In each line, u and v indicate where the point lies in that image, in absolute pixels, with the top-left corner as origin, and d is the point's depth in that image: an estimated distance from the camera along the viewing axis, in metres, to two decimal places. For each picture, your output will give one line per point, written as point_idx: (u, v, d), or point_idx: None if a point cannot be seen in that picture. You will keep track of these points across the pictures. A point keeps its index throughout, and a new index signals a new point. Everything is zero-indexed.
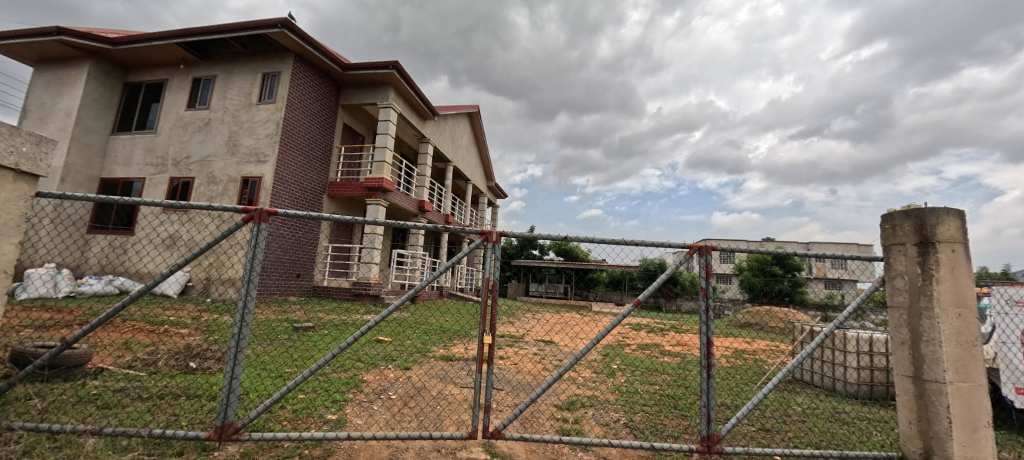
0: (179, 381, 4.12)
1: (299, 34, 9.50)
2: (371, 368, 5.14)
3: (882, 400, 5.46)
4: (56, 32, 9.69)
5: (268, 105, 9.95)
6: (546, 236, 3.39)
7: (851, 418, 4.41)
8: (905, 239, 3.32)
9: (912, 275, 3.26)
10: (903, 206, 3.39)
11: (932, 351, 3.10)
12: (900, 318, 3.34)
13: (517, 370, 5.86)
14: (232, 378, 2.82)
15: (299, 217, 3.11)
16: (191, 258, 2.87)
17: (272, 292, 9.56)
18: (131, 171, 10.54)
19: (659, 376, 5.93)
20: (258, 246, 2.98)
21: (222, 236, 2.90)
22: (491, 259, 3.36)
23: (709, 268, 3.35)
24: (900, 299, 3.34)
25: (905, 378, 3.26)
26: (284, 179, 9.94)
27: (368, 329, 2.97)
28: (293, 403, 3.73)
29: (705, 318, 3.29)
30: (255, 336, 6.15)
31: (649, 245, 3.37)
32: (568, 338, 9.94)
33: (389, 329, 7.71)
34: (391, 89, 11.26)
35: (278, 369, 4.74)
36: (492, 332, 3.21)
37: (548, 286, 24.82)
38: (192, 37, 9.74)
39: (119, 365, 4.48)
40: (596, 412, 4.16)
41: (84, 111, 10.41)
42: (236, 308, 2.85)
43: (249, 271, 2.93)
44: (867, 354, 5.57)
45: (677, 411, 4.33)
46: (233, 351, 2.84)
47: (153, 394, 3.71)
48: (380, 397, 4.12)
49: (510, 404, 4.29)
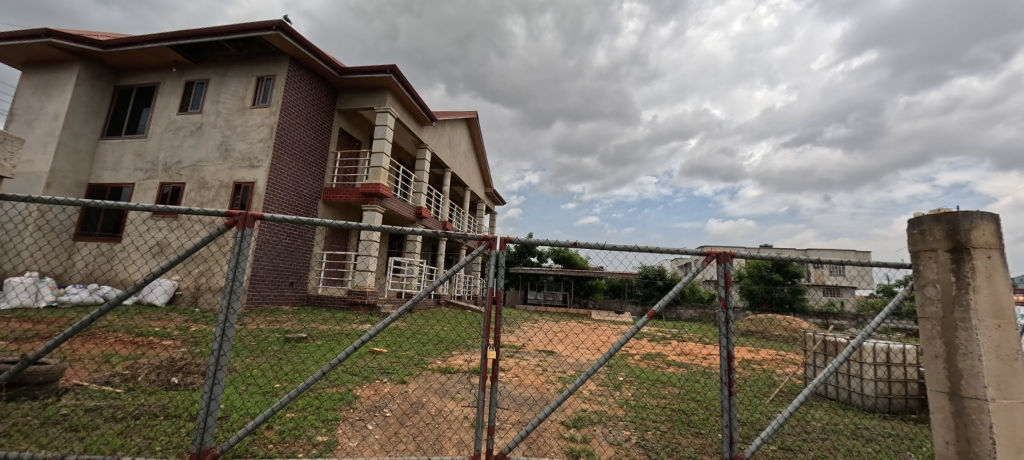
0: (158, 399, 3.85)
1: (294, 37, 9.30)
2: (364, 382, 4.89)
3: (901, 414, 5.23)
4: (45, 34, 9.46)
5: (262, 108, 9.73)
6: (553, 242, 3.14)
7: (873, 435, 4.19)
8: (936, 245, 3.11)
9: (946, 284, 3.03)
10: (933, 210, 3.17)
11: (970, 366, 2.88)
12: (931, 330, 3.11)
13: (519, 382, 5.61)
14: (211, 399, 2.57)
15: (287, 221, 2.87)
16: (170, 267, 2.62)
17: (263, 302, 9.27)
18: (119, 177, 10.25)
19: (666, 389, 5.69)
20: (243, 255, 2.74)
21: (201, 243, 2.65)
22: (495, 267, 3.13)
23: (730, 276, 3.10)
24: (932, 310, 3.12)
25: (940, 394, 3.04)
26: (279, 185, 9.69)
27: (362, 343, 2.70)
28: (280, 424, 3.46)
29: (725, 330, 3.06)
30: (243, 348, 5.88)
31: (663, 252, 3.17)
32: (569, 347, 9.72)
33: (385, 340, 7.45)
34: (388, 94, 11.07)
35: (267, 384, 4.50)
36: (496, 345, 2.93)
37: (547, 294, 25.37)
38: (184, 40, 9.53)
39: (95, 381, 4.22)
40: (605, 430, 3.90)
41: (73, 115, 10.15)
42: (217, 322, 2.60)
43: (233, 280, 2.69)
44: (885, 366, 5.37)
45: (690, 428, 4.08)
46: (213, 368, 2.59)
47: (128, 414, 3.44)
48: (374, 415, 3.87)
49: (514, 422, 4.03)
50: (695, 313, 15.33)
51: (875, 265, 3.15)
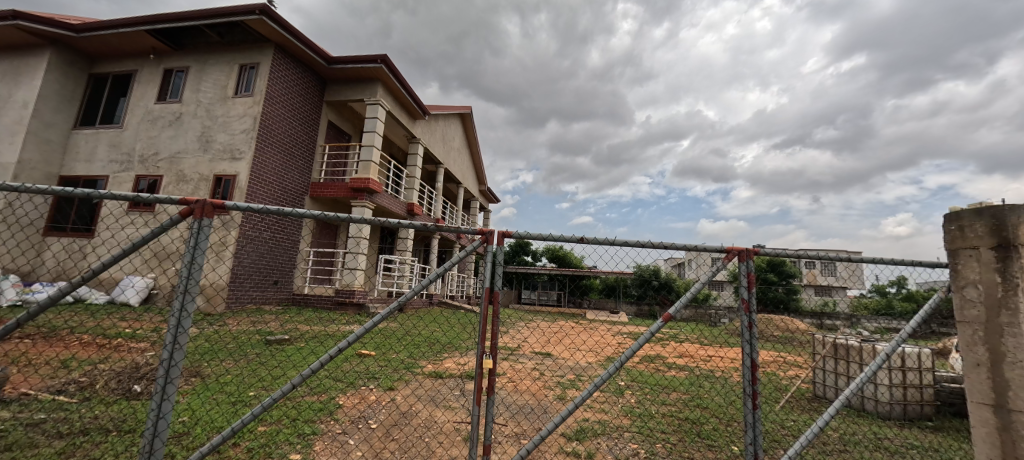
0: (115, 410, 3.47)
1: (279, 22, 8.84)
2: (349, 389, 4.50)
3: (917, 421, 4.95)
4: (12, 16, 8.92)
5: (245, 98, 9.28)
6: (557, 237, 2.79)
7: (898, 447, 3.93)
8: (978, 242, 2.56)
9: (990, 284, 2.48)
10: (973, 203, 2.63)
11: (1021, 377, 2.34)
12: (971, 335, 2.57)
13: (516, 389, 5.28)
14: (158, 418, 2.20)
15: (253, 211, 2.49)
16: (114, 262, 2.25)
17: (245, 301, 8.84)
18: (94, 169, 9.75)
19: (670, 394, 5.40)
20: (199, 249, 2.35)
21: (152, 234, 2.27)
22: (490, 265, 2.78)
23: (753, 275, 2.78)
24: (972, 313, 2.57)
25: (982, 406, 2.50)
26: (262, 179, 9.22)
27: (338, 353, 2.31)
28: (249, 440, 3.10)
29: (748, 336, 2.73)
30: (220, 351, 5.53)
31: (677, 248, 2.86)
32: (565, 349, 9.42)
33: (373, 342, 7.05)
34: (378, 85, 10.65)
35: (240, 392, 4.14)
36: (493, 354, 2.55)
37: (541, 294, 25.16)
38: (162, 25, 9.05)
39: (46, 390, 3.81)
40: (611, 443, 3.58)
41: (43, 103, 9.62)
42: (168, 328, 2.23)
43: (187, 278, 2.31)
44: (900, 372, 5.10)
45: (702, 441, 3.75)
46: (162, 381, 2.22)
47: (76, 429, 3.05)
48: (357, 427, 3.52)
49: (511, 435, 3.68)
50: (692, 312, 15.17)
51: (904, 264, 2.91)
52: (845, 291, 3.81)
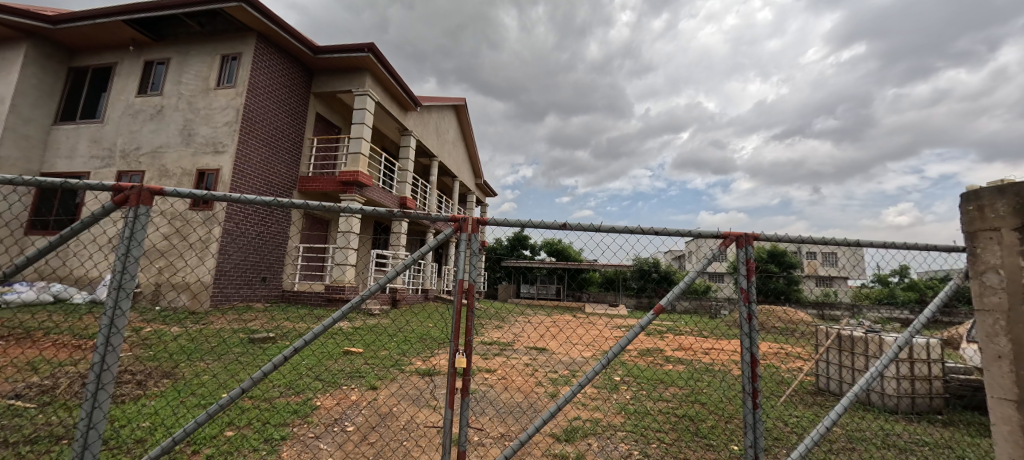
0: (74, 416, 3.25)
1: (260, 10, 8.55)
2: (329, 389, 4.28)
3: (925, 415, 4.72)
4: None
5: (227, 89, 9.01)
6: (537, 223, 2.55)
7: (907, 443, 3.69)
8: (999, 224, 2.22)
9: (1014, 269, 2.14)
10: (995, 180, 2.27)
11: None
12: (992, 325, 2.22)
13: (505, 386, 5.06)
14: (89, 428, 1.97)
15: (195, 197, 2.24)
16: (41, 256, 2.04)
17: (233, 299, 8.62)
18: (75, 165, 9.50)
19: (668, 389, 5.19)
20: (135, 241, 2.11)
21: (80, 225, 2.04)
22: (466, 254, 2.54)
23: (752, 263, 2.53)
24: (995, 301, 2.22)
25: (1005, 403, 2.15)
26: (247, 172, 8.99)
27: (292, 353, 2.08)
28: (210, 446, 2.87)
29: (747, 328, 2.48)
30: (199, 350, 5.31)
31: (667, 233, 2.62)
32: (562, 344, 9.21)
33: (361, 338, 6.85)
34: (366, 75, 10.36)
35: (213, 393, 3.96)
36: (467, 351, 2.30)
37: (540, 288, 24.94)
38: (140, 15, 8.77)
39: (2, 395, 3.57)
40: (601, 444, 3.36)
41: (21, 98, 9.38)
42: (100, 328, 2.01)
43: (119, 274, 2.07)
44: (908, 362, 4.87)
45: (700, 440, 3.53)
46: (93, 388, 2.00)
47: (24, 437, 2.83)
48: (332, 430, 3.30)
49: (496, 436, 3.44)
50: (691, 304, 14.97)
51: (906, 248, 2.67)
52: (845, 282, 3.57)
